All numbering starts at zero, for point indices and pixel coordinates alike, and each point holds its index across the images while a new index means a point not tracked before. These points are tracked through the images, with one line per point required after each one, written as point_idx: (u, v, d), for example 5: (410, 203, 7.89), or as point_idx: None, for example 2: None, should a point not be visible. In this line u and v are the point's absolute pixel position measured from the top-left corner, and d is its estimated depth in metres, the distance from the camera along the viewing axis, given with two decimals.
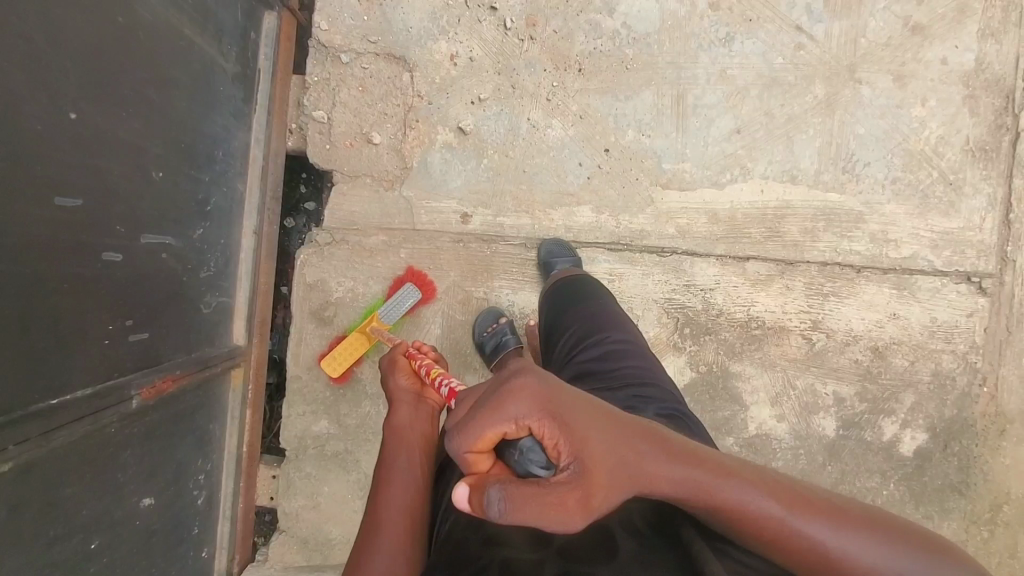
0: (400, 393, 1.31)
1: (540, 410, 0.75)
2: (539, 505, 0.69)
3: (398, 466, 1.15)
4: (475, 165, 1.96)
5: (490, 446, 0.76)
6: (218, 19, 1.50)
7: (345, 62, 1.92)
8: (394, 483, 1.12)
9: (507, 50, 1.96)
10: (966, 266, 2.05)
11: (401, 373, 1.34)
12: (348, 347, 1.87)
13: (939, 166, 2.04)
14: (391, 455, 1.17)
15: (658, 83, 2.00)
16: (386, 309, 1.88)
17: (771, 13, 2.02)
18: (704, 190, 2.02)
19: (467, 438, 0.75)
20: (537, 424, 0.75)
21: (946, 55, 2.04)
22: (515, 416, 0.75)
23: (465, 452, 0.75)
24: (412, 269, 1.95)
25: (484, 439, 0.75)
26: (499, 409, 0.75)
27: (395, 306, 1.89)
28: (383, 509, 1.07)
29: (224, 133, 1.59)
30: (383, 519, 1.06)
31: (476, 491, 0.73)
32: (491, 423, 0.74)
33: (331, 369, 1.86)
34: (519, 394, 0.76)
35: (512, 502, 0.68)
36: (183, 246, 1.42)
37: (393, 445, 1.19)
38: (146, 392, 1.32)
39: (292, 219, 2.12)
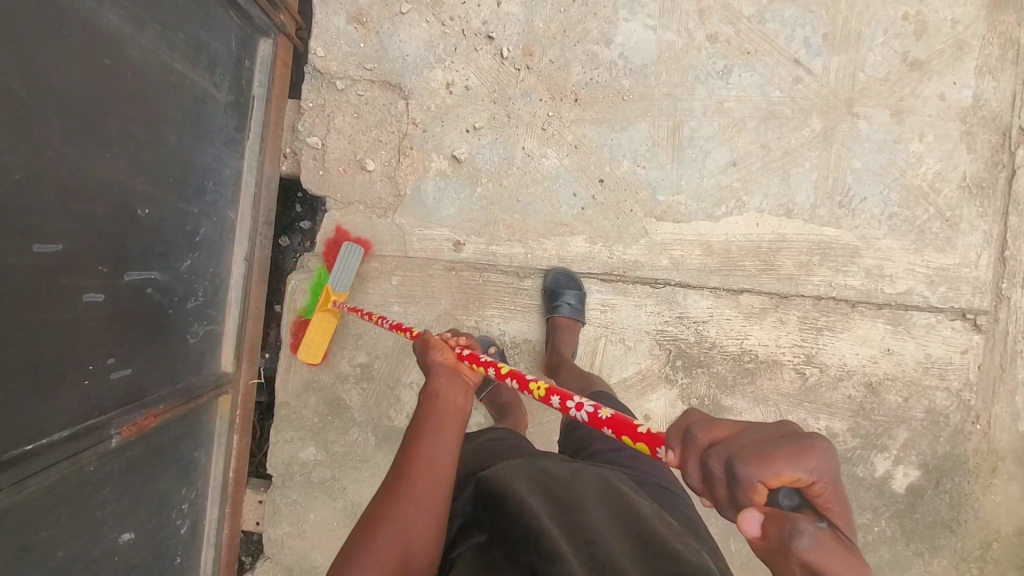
0: (437, 368, 1.32)
1: (830, 474, 0.67)
2: (833, 549, 0.64)
3: (428, 443, 1.14)
4: (469, 193, 1.95)
5: (777, 488, 0.68)
6: (210, 51, 1.50)
7: (341, 88, 1.92)
8: (423, 457, 1.12)
9: (504, 79, 1.94)
10: (961, 302, 2.07)
11: (435, 351, 1.35)
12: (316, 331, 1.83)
13: (936, 203, 2.06)
14: (418, 432, 1.18)
15: (655, 114, 1.98)
16: (334, 279, 1.82)
17: (770, 46, 1.99)
18: (698, 222, 2.01)
19: (767, 465, 0.68)
20: (822, 484, 0.68)
21: (943, 91, 2.05)
22: (815, 470, 0.67)
23: (762, 481, 0.67)
24: (339, 229, 1.93)
25: (789, 480, 0.67)
26: (801, 456, 0.67)
27: (342, 271, 1.83)
28: (413, 479, 1.08)
29: (216, 163, 1.58)
30: (414, 493, 1.06)
31: (773, 515, 0.66)
32: (798, 469, 0.67)
33: (311, 357, 1.87)
34: (821, 453, 0.68)
35: (817, 537, 0.64)
36: (170, 279, 1.43)
37: (429, 414, 1.21)
38: (127, 430, 1.32)
39: (286, 237, 2.02)
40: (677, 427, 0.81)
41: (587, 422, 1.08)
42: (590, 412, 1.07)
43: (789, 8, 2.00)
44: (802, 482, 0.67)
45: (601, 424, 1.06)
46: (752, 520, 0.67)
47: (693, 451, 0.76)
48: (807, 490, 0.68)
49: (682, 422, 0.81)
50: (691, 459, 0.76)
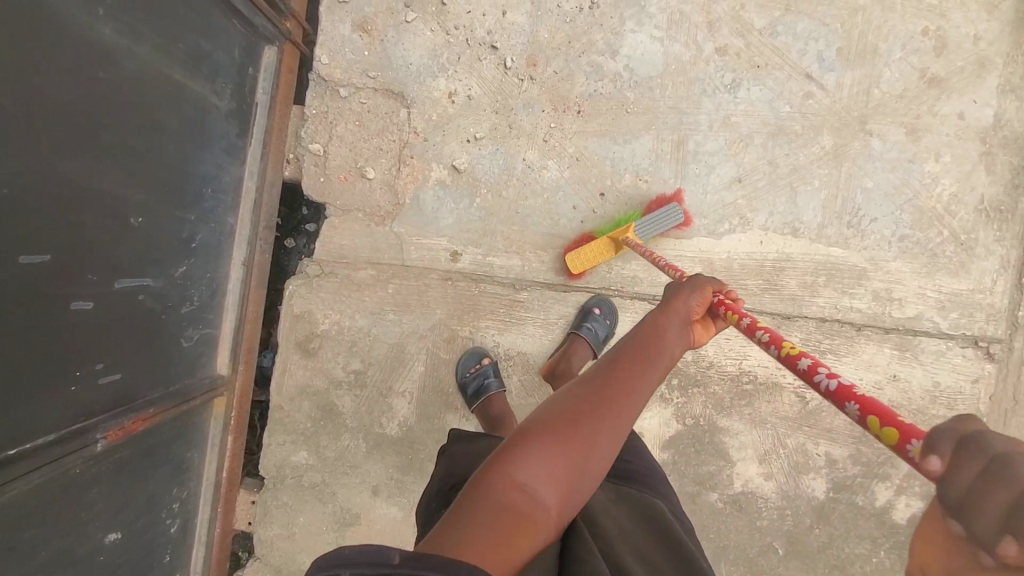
0: (682, 309, 1.22)
1: None
2: None
3: (649, 377, 1.08)
4: (467, 204, 1.94)
5: None
6: (212, 60, 1.51)
7: (344, 95, 1.92)
8: (638, 389, 1.05)
9: (506, 89, 1.93)
10: (973, 330, 2.01)
11: (696, 296, 1.23)
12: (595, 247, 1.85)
13: (951, 225, 1.99)
14: (647, 360, 1.10)
15: (659, 128, 1.94)
16: (649, 222, 1.85)
17: (781, 60, 1.94)
18: (699, 239, 1.98)
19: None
20: None
21: (962, 110, 1.98)
22: None
23: None
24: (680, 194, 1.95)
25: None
26: None
27: (653, 222, 1.86)
28: (623, 403, 1.02)
29: (215, 170, 1.60)
30: (619, 417, 1.01)
31: None
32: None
33: (573, 266, 1.87)
34: None
35: None
36: (163, 286, 1.45)
37: (654, 353, 1.12)
38: (114, 434, 1.36)
39: (292, 239, 2.02)
40: (939, 430, 0.60)
41: (828, 393, 0.89)
42: (842, 385, 0.88)
43: (802, 21, 1.94)
44: None
45: (846, 400, 0.86)
46: None
47: (978, 449, 0.53)
48: None
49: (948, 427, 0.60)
50: (966, 453, 0.54)
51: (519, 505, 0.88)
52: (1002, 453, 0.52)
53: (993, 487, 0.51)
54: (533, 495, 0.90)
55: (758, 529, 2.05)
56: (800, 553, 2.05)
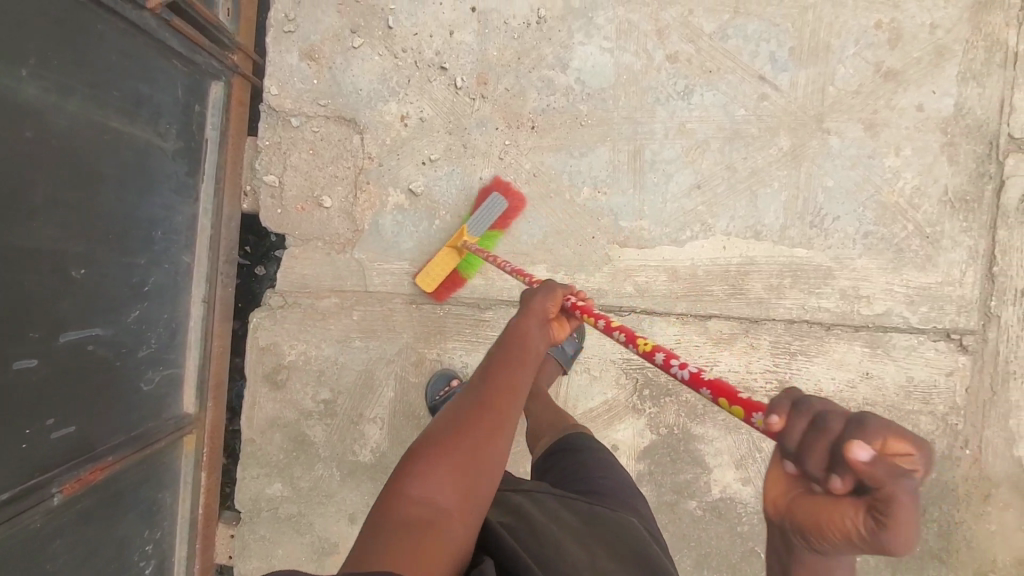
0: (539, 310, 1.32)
1: (923, 473, 0.63)
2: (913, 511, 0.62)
3: (518, 375, 1.19)
4: (426, 227, 1.94)
5: (895, 449, 0.62)
6: (154, 103, 1.51)
7: (295, 125, 1.91)
8: (510, 386, 1.16)
9: (459, 109, 1.92)
10: (945, 323, 1.99)
11: (547, 295, 1.34)
12: (439, 262, 1.86)
13: (915, 219, 1.97)
14: (514, 361, 1.21)
15: (614, 139, 1.93)
16: (473, 221, 1.86)
17: (733, 63, 1.92)
18: (662, 248, 1.97)
19: (898, 431, 0.63)
20: (918, 469, 0.63)
21: (922, 101, 1.95)
22: (920, 453, 0.63)
23: (885, 432, 0.63)
24: (498, 179, 1.93)
25: (908, 451, 0.62)
26: (912, 436, 0.63)
27: (482, 218, 1.87)
28: (503, 402, 1.13)
29: (165, 212, 1.60)
30: (500, 413, 1.11)
31: (881, 455, 0.62)
32: (917, 448, 0.63)
33: (425, 286, 1.88)
34: (918, 451, 0.63)
35: (914, 485, 0.61)
36: (114, 334, 1.46)
37: (519, 353, 1.23)
38: (70, 487, 1.38)
39: (262, 267, 1.99)
40: (778, 395, 0.74)
41: (686, 381, 1.03)
42: (693, 372, 1.03)
43: (752, 23, 1.92)
44: (911, 455, 0.63)
45: (700, 385, 1.00)
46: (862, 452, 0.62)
47: (800, 411, 0.69)
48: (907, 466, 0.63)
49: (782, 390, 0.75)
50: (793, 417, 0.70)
51: (422, 515, 0.94)
52: (814, 411, 0.69)
53: (816, 442, 0.67)
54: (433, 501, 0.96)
55: (738, 535, 2.04)
56: None
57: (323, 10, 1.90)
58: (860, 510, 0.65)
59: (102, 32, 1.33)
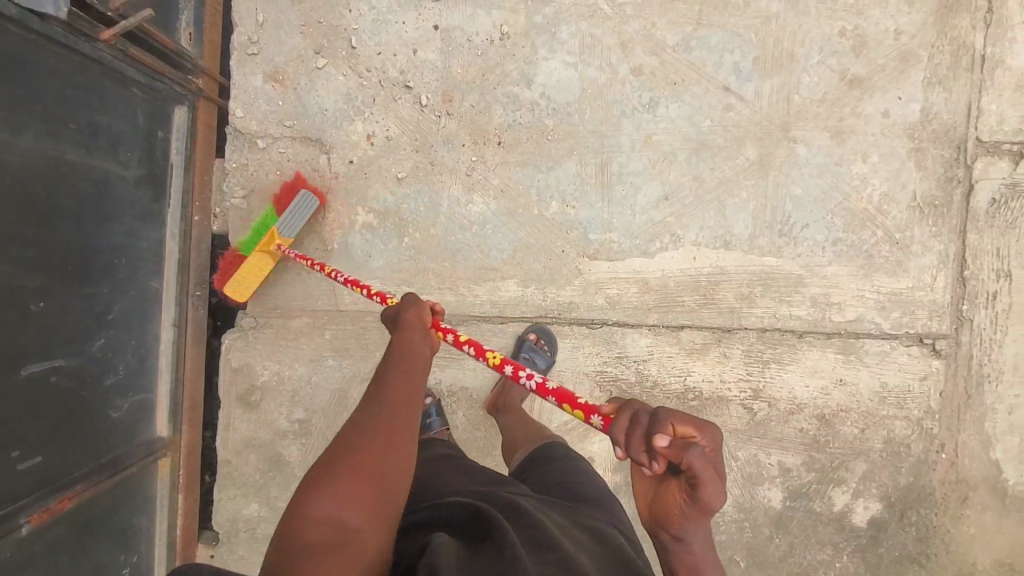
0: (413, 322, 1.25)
1: (711, 443, 0.83)
2: (710, 471, 0.80)
3: (416, 381, 1.13)
4: (396, 245, 1.95)
5: (684, 429, 0.83)
6: (113, 132, 1.52)
7: (262, 147, 1.92)
8: (409, 392, 1.11)
9: (425, 127, 1.93)
10: (917, 328, 1.99)
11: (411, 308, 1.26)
12: (249, 269, 1.79)
13: (885, 225, 1.97)
14: (410, 366, 1.15)
15: (581, 152, 1.94)
16: (282, 222, 1.81)
17: (697, 75, 1.93)
18: (632, 259, 1.97)
19: (686, 419, 0.84)
20: (705, 440, 0.83)
21: (888, 107, 1.95)
22: (705, 432, 0.83)
23: (673, 420, 0.84)
24: (299, 175, 1.91)
25: (692, 433, 0.82)
26: (697, 419, 0.84)
27: (293, 217, 1.83)
28: (402, 417, 1.06)
29: (129, 239, 1.61)
30: (402, 421, 1.06)
31: (672, 436, 0.83)
32: (702, 430, 0.83)
33: (237, 295, 1.81)
34: (704, 428, 0.83)
35: (704, 452, 0.81)
36: (78, 364, 1.47)
37: (411, 364, 1.15)
38: (38, 517, 1.40)
39: None
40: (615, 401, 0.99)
41: (533, 391, 1.13)
42: (538, 382, 1.13)
43: (714, 34, 1.93)
44: (699, 437, 0.83)
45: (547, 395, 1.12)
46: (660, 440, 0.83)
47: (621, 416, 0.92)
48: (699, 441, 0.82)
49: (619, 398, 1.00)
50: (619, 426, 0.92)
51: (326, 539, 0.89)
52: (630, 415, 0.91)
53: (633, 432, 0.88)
54: (337, 525, 0.90)
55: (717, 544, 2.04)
56: (761, 564, 2.04)
57: (286, 32, 1.92)
58: (680, 486, 0.83)
59: (54, 67, 1.35)
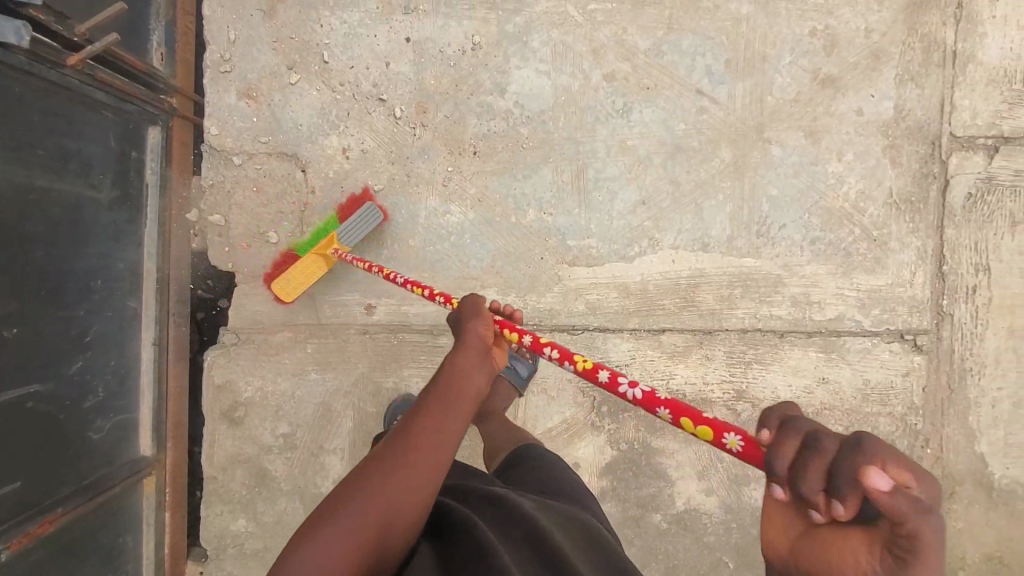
0: (472, 340, 1.19)
1: (932, 499, 0.61)
2: (934, 539, 0.59)
3: (451, 418, 1.10)
4: (375, 257, 1.95)
5: (899, 472, 0.61)
6: (83, 157, 1.53)
7: (237, 163, 1.93)
8: (435, 429, 1.08)
9: (400, 139, 1.93)
10: (898, 324, 1.99)
11: (479, 322, 1.21)
12: (302, 269, 1.80)
13: (862, 223, 1.98)
14: (451, 400, 1.12)
15: (556, 159, 1.95)
16: (345, 229, 1.82)
17: (669, 79, 1.94)
18: (611, 264, 1.97)
19: (897, 456, 0.62)
20: (925, 495, 0.61)
21: (861, 105, 1.96)
22: (926, 480, 0.61)
23: (884, 455, 0.62)
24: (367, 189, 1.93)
25: (908, 477, 0.61)
26: (911, 462, 0.62)
27: (359, 227, 1.84)
28: (426, 458, 1.05)
29: (104, 261, 1.62)
30: (423, 465, 1.04)
31: (888, 478, 0.60)
32: (920, 479, 0.61)
33: (282, 292, 1.81)
34: (924, 477, 0.62)
35: (928, 510, 0.59)
36: (55, 388, 1.48)
37: (451, 397, 1.12)
38: (18, 542, 1.40)
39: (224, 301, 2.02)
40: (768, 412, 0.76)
41: (639, 401, 1.02)
42: (646, 393, 1.01)
43: (686, 38, 1.94)
44: (914, 483, 0.61)
45: (655, 405, 1.00)
46: (876, 481, 0.60)
47: (790, 431, 0.69)
48: (917, 492, 0.60)
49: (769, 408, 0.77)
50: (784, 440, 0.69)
51: None
52: (807, 434, 0.68)
53: (810, 465, 0.65)
54: (327, 569, 0.91)
55: (705, 545, 2.04)
56: (751, 565, 2.04)
57: (259, 49, 1.92)
58: (871, 545, 0.62)
59: (20, 93, 1.36)
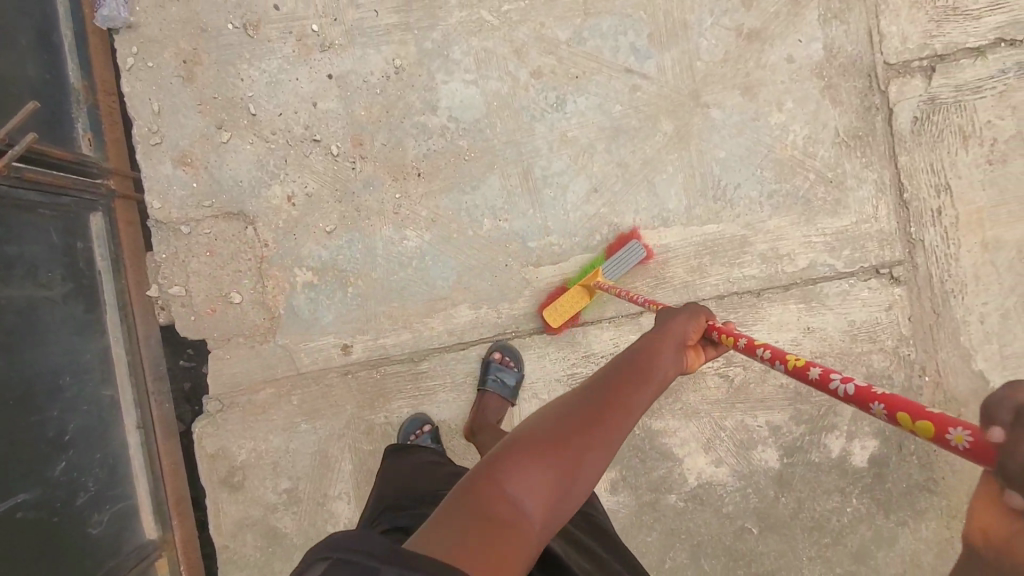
0: (676, 332, 1.14)
1: None
2: None
3: (647, 390, 1.02)
4: (342, 296, 1.94)
5: None
6: (26, 260, 1.53)
7: (186, 232, 1.92)
8: (633, 395, 1.00)
9: (341, 176, 1.92)
10: (871, 260, 1.98)
11: (687, 321, 1.16)
12: (569, 298, 1.87)
13: (815, 167, 1.97)
14: (650, 373, 1.04)
15: (501, 165, 1.94)
16: (610, 265, 1.88)
17: (597, 64, 1.93)
18: (577, 257, 1.95)
19: None
20: None
21: (791, 52, 1.95)
22: None
23: None
24: (636, 231, 1.96)
25: None
26: None
27: (619, 262, 1.89)
28: (621, 417, 0.97)
29: (68, 356, 1.62)
30: (616, 422, 0.96)
31: None
32: None
33: (551, 319, 1.87)
34: None
35: None
36: (42, 493, 1.48)
37: (652, 370, 1.04)
38: None
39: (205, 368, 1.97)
40: (991, 399, 0.62)
41: (846, 396, 0.85)
42: (857, 387, 0.84)
43: (604, 20, 1.93)
44: None
45: (867, 401, 0.82)
46: None
47: None
48: None
49: (1000, 396, 0.61)
50: None
51: (501, 513, 0.84)
52: None
53: None
54: (528, 493, 0.87)
55: (726, 516, 2.03)
56: (775, 526, 2.02)
57: (185, 114, 1.92)
58: None
59: None
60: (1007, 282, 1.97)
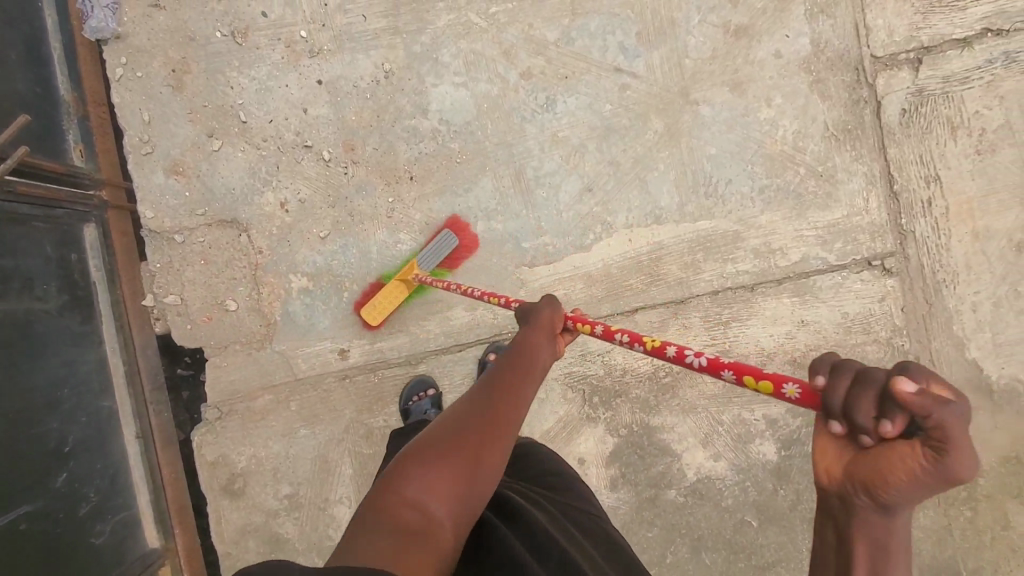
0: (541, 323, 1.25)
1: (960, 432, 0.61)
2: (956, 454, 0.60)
3: (528, 381, 1.13)
4: (337, 301, 1.95)
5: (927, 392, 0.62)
6: (21, 273, 1.53)
7: (180, 241, 1.92)
8: (514, 388, 1.10)
9: (334, 181, 1.93)
10: (863, 252, 1.99)
11: (546, 308, 1.27)
12: (387, 294, 1.87)
13: (805, 161, 1.98)
14: (525, 364, 1.15)
15: (493, 167, 1.94)
16: (423, 257, 1.88)
17: (585, 64, 1.94)
18: (570, 257, 1.97)
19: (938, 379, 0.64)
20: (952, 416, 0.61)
21: (778, 47, 1.96)
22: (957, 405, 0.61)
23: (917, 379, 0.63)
24: (455, 218, 1.95)
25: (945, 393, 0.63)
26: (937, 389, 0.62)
27: (434, 252, 1.89)
28: (506, 410, 1.08)
29: (65, 368, 1.62)
30: (502, 417, 1.07)
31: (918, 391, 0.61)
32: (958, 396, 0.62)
33: (369, 319, 1.88)
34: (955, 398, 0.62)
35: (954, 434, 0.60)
36: (43, 505, 1.48)
37: (523, 361, 1.15)
38: None
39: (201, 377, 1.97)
40: (821, 358, 0.74)
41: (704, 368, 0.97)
42: (710, 358, 0.96)
43: (592, 20, 1.94)
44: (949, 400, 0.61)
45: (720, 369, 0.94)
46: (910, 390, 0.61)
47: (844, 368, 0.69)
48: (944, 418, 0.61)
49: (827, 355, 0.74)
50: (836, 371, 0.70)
51: (409, 521, 0.94)
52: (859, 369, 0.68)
53: (862, 395, 0.66)
54: (428, 496, 0.97)
55: (725, 509, 2.04)
56: (775, 518, 2.03)
57: (175, 123, 1.92)
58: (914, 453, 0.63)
59: None
60: (999, 271, 1.99)
